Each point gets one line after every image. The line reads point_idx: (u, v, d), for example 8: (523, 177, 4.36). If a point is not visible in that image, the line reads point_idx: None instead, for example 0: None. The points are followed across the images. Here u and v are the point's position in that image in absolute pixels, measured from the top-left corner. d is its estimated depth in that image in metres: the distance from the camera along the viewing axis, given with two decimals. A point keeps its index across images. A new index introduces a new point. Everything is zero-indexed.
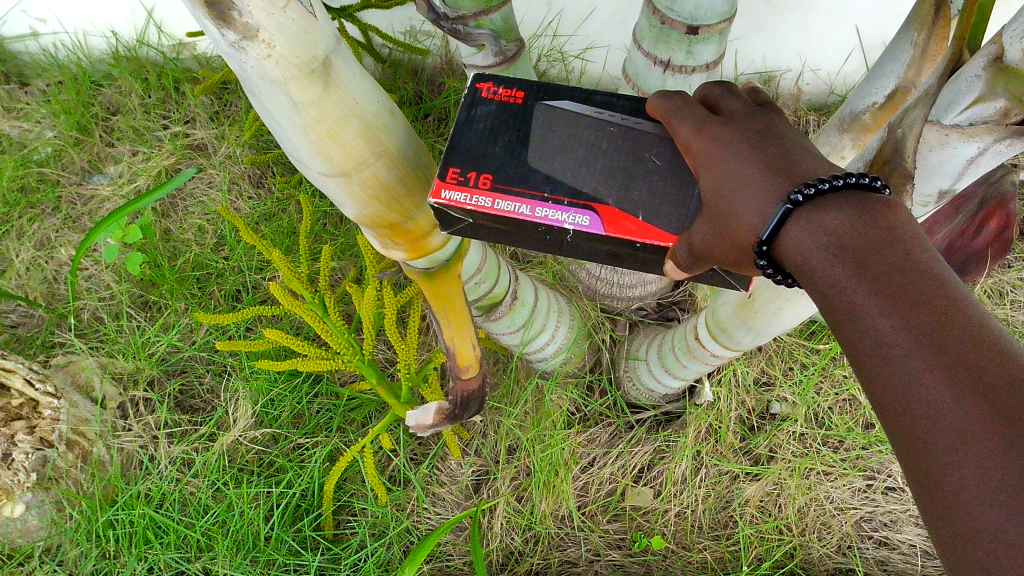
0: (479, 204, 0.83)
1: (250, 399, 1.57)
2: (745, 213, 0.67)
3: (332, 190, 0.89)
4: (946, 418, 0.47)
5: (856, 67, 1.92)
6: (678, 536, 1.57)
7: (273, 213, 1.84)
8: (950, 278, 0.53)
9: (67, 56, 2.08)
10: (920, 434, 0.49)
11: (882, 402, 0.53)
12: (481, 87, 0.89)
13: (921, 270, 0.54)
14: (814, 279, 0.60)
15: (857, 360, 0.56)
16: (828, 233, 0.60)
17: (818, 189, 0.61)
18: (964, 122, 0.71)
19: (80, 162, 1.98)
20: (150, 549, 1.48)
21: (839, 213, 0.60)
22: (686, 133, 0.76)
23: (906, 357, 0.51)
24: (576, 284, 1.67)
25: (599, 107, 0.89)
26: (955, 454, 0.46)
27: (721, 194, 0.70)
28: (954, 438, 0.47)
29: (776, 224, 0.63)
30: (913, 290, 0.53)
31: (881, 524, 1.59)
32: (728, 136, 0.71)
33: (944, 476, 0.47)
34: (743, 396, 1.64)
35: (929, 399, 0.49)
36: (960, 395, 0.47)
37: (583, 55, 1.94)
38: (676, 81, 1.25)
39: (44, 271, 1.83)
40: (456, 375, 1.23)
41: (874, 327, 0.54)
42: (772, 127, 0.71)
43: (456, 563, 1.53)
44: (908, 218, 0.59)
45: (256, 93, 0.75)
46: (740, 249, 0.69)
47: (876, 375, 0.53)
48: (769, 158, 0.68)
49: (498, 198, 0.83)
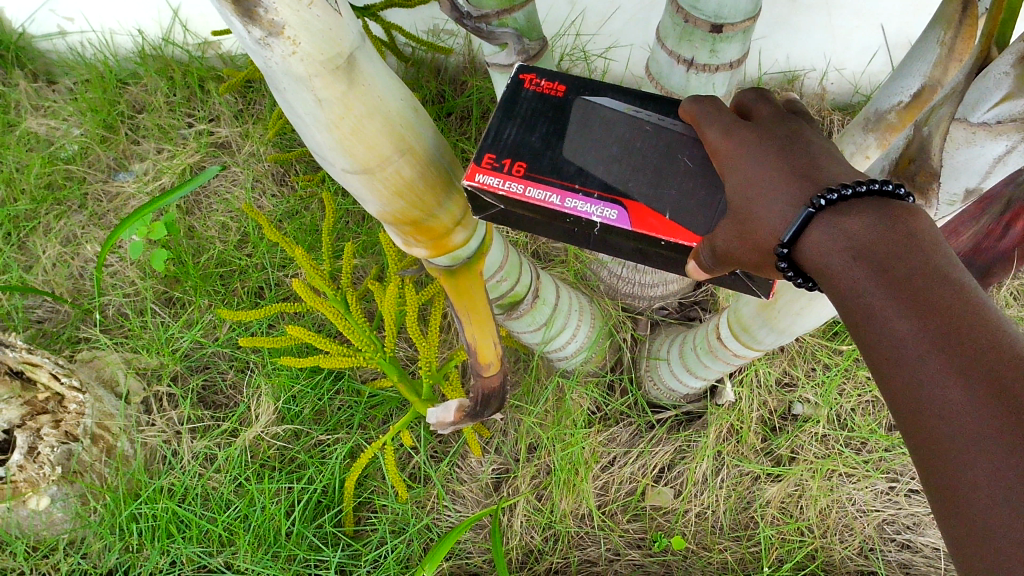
0: (511, 190, 0.85)
1: (272, 395, 1.58)
2: (767, 209, 0.67)
3: (355, 187, 0.89)
4: (962, 420, 0.47)
5: (880, 66, 1.90)
6: (699, 536, 1.57)
7: (296, 211, 1.85)
8: (970, 283, 0.53)
9: (94, 54, 2.09)
10: (936, 436, 0.49)
11: (899, 404, 0.53)
12: (525, 78, 0.91)
13: (940, 274, 0.54)
14: (834, 283, 0.60)
15: (874, 363, 0.56)
16: (848, 237, 0.60)
17: (842, 194, 0.61)
18: (992, 120, 0.71)
19: (106, 159, 2.00)
20: (172, 543, 1.50)
21: (860, 217, 0.60)
22: (714, 135, 0.76)
23: (922, 359, 0.51)
24: (598, 283, 1.67)
25: (637, 107, 0.88)
26: (970, 456, 0.46)
27: (748, 193, 0.70)
28: (968, 441, 0.47)
29: (797, 228, 0.63)
30: (932, 293, 0.53)
31: (904, 526, 1.58)
32: (761, 137, 0.71)
33: (959, 477, 0.47)
34: (765, 397, 1.63)
35: (945, 401, 0.49)
36: (976, 397, 0.47)
37: (605, 54, 1.94)
38: (699, 80, 1.25)
39: (70, 267, 1.85)
40: (477, 372, 1.23)
41: (891, 329, 0.54)
42: (800, 133, 0.71)
43: (476, 562, 1.53)
44: (930, 223, 0.59)
45: (282, 89, 0.76)
46: (763, 251, 0.69)
47: (893, 377, 0.53)
48: (795, 163, 0.68)
49: (529, 185, 0.85)
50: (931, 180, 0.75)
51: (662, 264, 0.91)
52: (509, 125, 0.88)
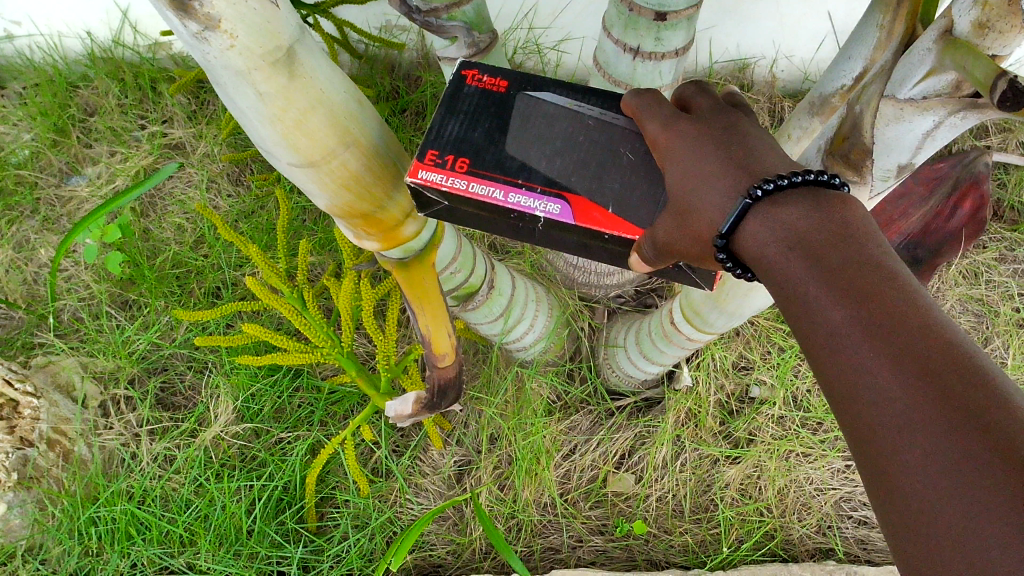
0: (455, 185, 0.84)
1: (230, 395, 1.58)
2: (707, 202, 0.68)
3: (301, 180, 0.89)
4: (894, 405, 0.48)
5: (829, 52, 1.92)
6: (660, 520, 1.58)
7: (252, 211, 1.84)
8: (901, 270, 0.55)
9: (43, 58, 2.05)
10: (870, 420, 0.50)
11: (835, 391, 0.53)
12: (466, 74, 0.90)
13: (871, 263, 0.55)
14: (771, 272, 0.61)
15: (808, 349, 0.57)
16: (785, 228, 0.61)
17: (778, 184, 0.63)
18: (918, 96, 0.72)
19: (58, 163, 1.98)
20: (132, 545, 1.49)
21: (794, 206, 0.61)
22: (653, 129, 0.77)
23: (856, 347, 0.52)
24: (554, 274, 1.68)
25: (579, 100, 0.89)
26: (903, 440, 0.47)
27: (686, 186, 0.70)
28: (901, 424, 0.48)
29: (735, 218, 0.64)
30: (864, 281, 0.54)
31: (860, 503, 1.61)
32: (698, 131, 0.72)
33: (892, 462, 0.48)
34: (721, 380, 1.65)
35: (878, 388, 0.50)
36: (907, 381, 0.48)
37: (558, 47, 1.95)
38: (646, 67, 1.26)
39: (23, 273, 1.84)
40: (433, 363, 1.23)
41: (826, 318, 0.55)
42: (737, 125, 0.72)
43: (439, 553, 1.54)
44: (861, 211, 0.61)
45: (222, 83, 0.76)
46: (701, 242, 0.70)
47: (827, 364, 0.54)
48: (733, 155, 0.69)
49: (472, 181, 0.84)
50: (863, 158, 0.77)
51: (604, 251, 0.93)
52: (453, 121, 0.88)
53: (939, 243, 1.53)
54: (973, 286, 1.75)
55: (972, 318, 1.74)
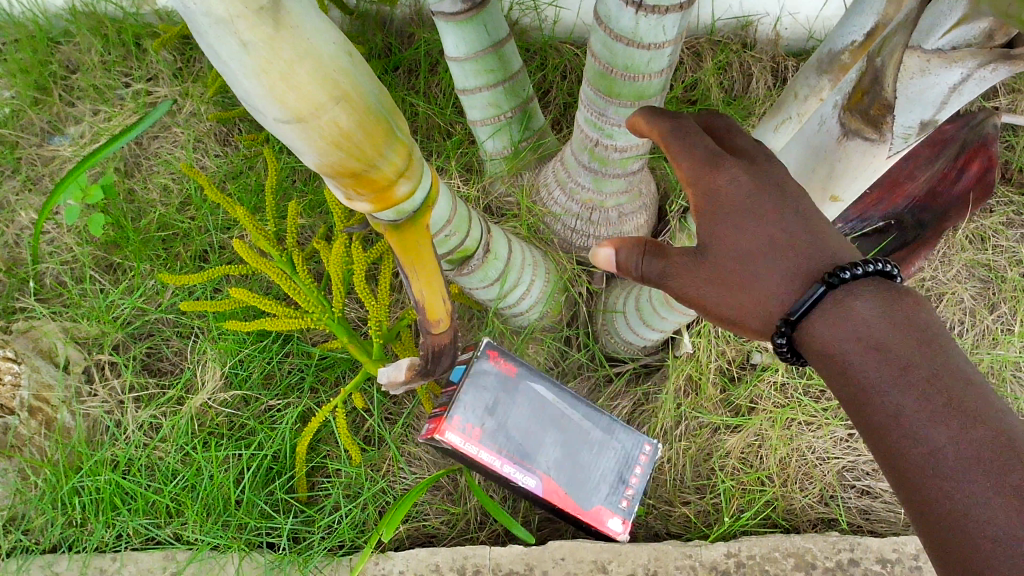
0: (467, 449, 1.32)
1: (218, 360, 1.54)
2: (771, 280, 0.80)
3: (290, 138, 0.82)
4: (987, 513, 0.60)
5: (835, 10, 1.86)
6: (660, 491, 1.56)
7: (239, 171, 1.79)
8: (972, 376, 0.66)
9: (21, 12, 1.97)
10: (962, 520, 0.61)
11: (916, 486, 0.64)
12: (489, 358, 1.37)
13: (950, 369, 0.66)
14: (846, 366, 0.72)
15: (883, 439, 0.68)
16: (864, 329, 0.72)
17: (852, 273, 0.74)
18: (947, 46, 0.68)
19: (40, 122, 1.92)
20: (118, 515, 1.46)
21: (869, 304, 0.73)
22: (690, 159, 0.86)
23: (944, 450, 0.63)
24: (551, 237, 1.63)
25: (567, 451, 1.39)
26: (996, 543, 0.59)
27: (741, 255, 0.81)
28: (994, 532, 0.59)
29: (807, 307, 0.75)
30: (949, 391, 0.65)
31: (863, 473, 1.59)
32: (753, 184, 0.83)
33: (984, 564, 0.59)
34: (724, 347, 1.62)
35: (970, 496, 0.61)
36: (997, 495, 0.59)
37: (556, 3, 1.89)
38: (649, 22, 1.03)
39: (5, 236, 1.79)
40: (427, 329, 1.19)
41: (915, 424, 0.65)
42: (782, 180, 0.85)
43: (433, 523, 1.52)
44: (924, 307, 0.73)
45: (202, 33, 0.71)
46: (744, 307, 0.81)
47: (910, 463, 0.65)
48: (790, 226, 0.81)
49: (479, 447, 1.33)
50: None
51: (505, 426, 1.35)
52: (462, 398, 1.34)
53: (947, 208, 1.49)
54: (979, 250, 1.71)
55: (977, 284, 1.70)
